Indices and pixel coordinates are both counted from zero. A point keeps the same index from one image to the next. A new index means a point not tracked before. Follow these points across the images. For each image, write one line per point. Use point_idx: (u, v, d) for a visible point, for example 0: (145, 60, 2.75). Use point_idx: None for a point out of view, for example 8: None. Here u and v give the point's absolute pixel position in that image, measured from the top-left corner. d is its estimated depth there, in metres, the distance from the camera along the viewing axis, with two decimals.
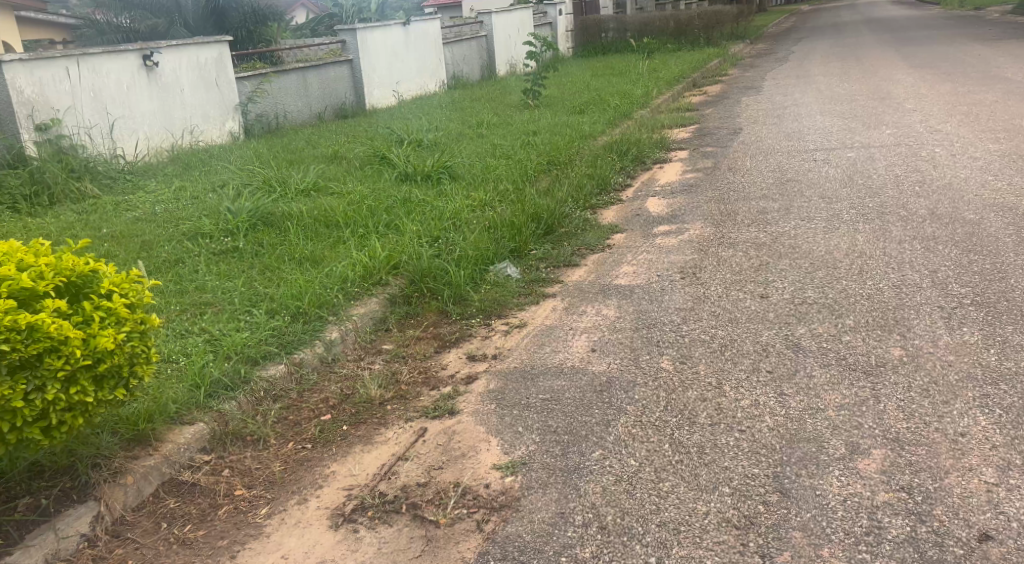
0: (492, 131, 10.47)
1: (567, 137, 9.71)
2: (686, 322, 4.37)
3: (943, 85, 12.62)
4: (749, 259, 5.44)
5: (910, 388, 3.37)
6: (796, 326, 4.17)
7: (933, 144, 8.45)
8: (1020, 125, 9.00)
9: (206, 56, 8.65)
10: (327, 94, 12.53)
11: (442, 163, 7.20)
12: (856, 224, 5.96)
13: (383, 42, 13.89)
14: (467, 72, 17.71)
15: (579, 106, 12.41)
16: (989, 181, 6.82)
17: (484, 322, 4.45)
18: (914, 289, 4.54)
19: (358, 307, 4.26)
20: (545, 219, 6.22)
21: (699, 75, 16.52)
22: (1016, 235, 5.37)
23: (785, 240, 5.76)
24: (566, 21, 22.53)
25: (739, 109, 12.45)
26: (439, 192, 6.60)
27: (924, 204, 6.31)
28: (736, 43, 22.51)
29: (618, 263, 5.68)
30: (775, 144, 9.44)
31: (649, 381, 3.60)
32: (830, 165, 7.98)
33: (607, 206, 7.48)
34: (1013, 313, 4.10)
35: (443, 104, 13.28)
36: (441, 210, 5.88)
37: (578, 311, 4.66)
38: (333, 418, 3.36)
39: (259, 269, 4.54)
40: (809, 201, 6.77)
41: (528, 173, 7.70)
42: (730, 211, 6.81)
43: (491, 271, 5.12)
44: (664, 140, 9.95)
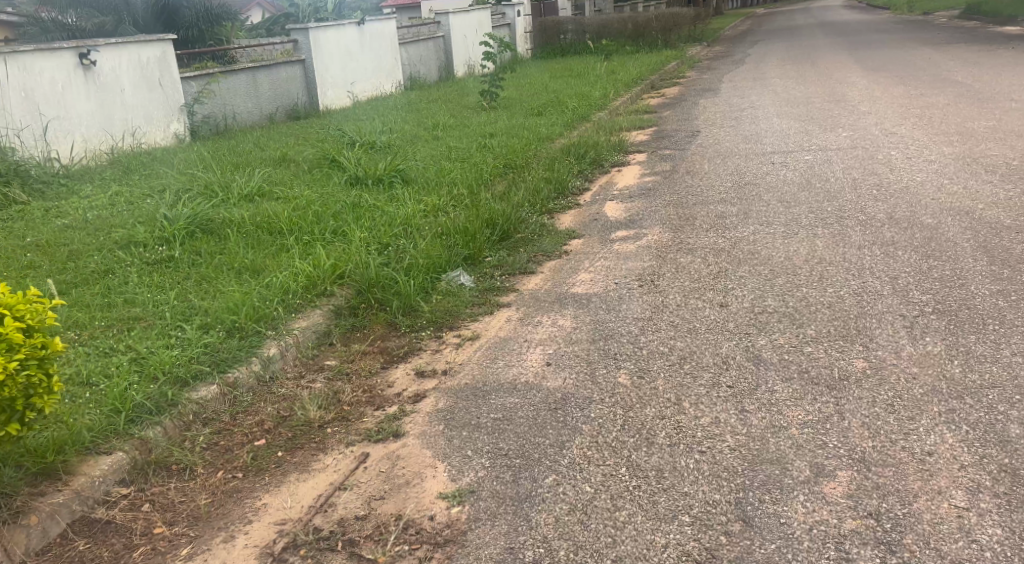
0: (447, 132, 10.27)
1: (524, 139, 9.55)
2: (644, 333, 4.22)
3: (897, 88, 12.70)
4: (707, 266, 5.31)
5: (875, 404, 3.24)
6: (757, 337, 4.05)
7: (889, 147, 8.42)
8: (973, 128, 9.02)
9: (148, 55, 8.32)
10: (279, 95, 12.23)
11: (394, 167, 6.99)
12: (815, 229, 5.86)
13: (337, 42, 13.60)
14: (424, 73, 17.47)
15: (537, 108, 12.26)
16: (945, 185, 6.78)
17: (435, 334, 4.26)
18: (875, 297, 4.43)
19: (300, 321, 4.04)
20: (500, 225, 6.05)
21: (657, 77, 16.49)
22: (975, 239, 5.31)
23: (743, 246, 5.65)
24: (524, 22, 22.40)
25: (696, 112, 12.39)
26: (390, 197, 6.40)
27: (882, 208, 6.25)
28: (694, 46, 22.58)
29: (575, 270, 5.53)
30: (733, 146, 9.38)
31: (606, 397, 3.44)
32: (788, 169, 7.91)
33: (565, 211, 7.33)
34: (976, 320, 4.00)
35: (399, 106, 13.05)
36: (391, 215, 5.68)
37: (533, 322, 4.48)
38: (267, 444, 3.16)
39: (195, 280, 4.30)
40: (767, 204, 6.68)
41: (483, 176, 7.53)
42: (689, 215, 6.70)
43: (443, 279, 4.93)
44: (622, 143, 9.83)
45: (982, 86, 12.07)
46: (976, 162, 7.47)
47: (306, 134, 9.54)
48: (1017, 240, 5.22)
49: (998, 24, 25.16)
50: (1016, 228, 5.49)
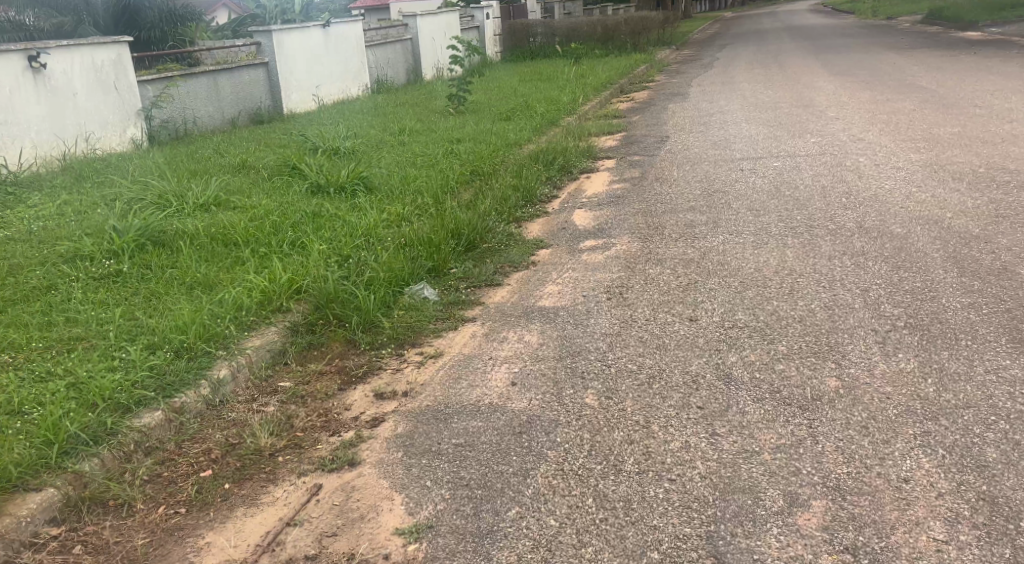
0: (414, 137, 10.12)
1: (492, 145, 9.43)
2: (612, 350, 4.11)
3: (863, 93, 12.74)
4: (676, 277, 5.21)
5: (849, 426, 3.14)
6: (727, 353, 3.95)
7: (857, 153, 8.40)
8: (939, 134, 9.04)
9: (102, 57, 8.06)
10: (241, 99, 11.99)
11: (357, 174, 6.83)
12: (784, 238, 5.78)
13: (301, 45, 13.38)
14: (392, 76, 17.28)
15: (506, 112, 12.14)
16: (914, 193, 6.72)
17: (396, 352, 4.14)
18: (846, 310, 4.35)
19: (253, 339, 3.90)
20: (466, 235, 5.93)
21: (626, 81, 16.45)
22: (944, 248, 5.26)
23: (713, 257, 5.56)
24: (493, 24, 22.28)
25: (665, 116, 12.34)
26: (353, 205, 6.26)
27: (851, 216, 6.19)
28: (663, 49, 22.60)
29: (543, 281, 5.42)
30: (702, 152, 9.32)
31: (573, 419, 3.31)
32: (757, 176, 7.85)
33: (533, 219, 7.23)
34: (948, 335, 3.92)
35: (365, 110, 12.88)
36: (353, 225, 5.55)
37: (498, 338, 4.38)
38: (214, 475, 3.00)
39: (144, 296, 4.13)
40: (737, 213, 6.61)
41: (449, 184, 7.40)
42: (658, 224, 6.61)
43: (406, 293, 4.81)
44: (591, 148, 9.73)
45: (947, 91, 12.14)
46: (943, 169, 7.46)
47: (269, 139, 9.34)
48: (986, 250, 5.17)
49: (961, 28, 25.46)
50: (985, 237, 5.44)
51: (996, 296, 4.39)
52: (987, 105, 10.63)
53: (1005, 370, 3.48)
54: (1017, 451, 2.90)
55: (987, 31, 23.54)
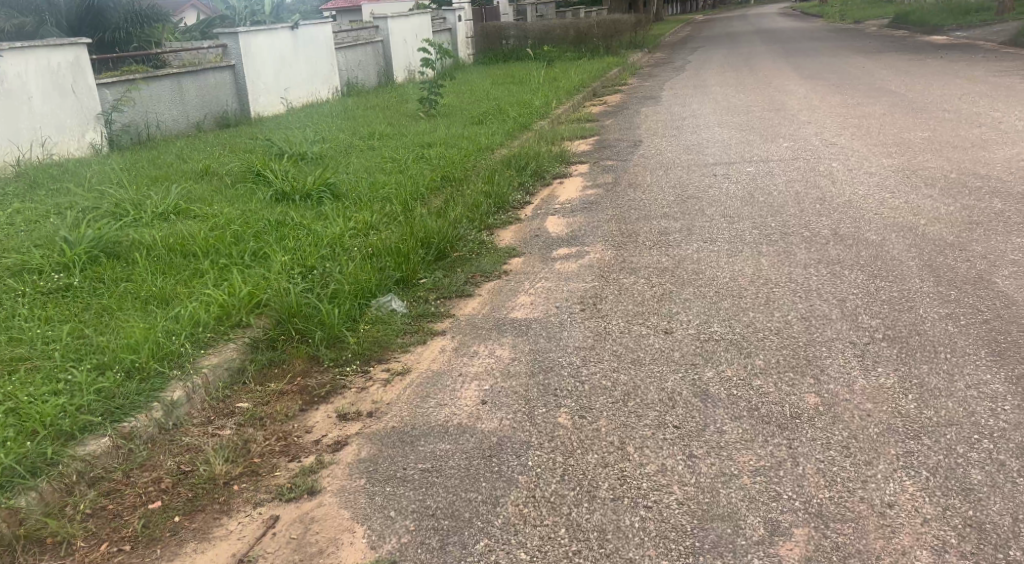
0: (383, 141, 9.98)
1: (464, 150, 9.30)
2: (585, 365, 3.99)
3: (834, 97, 12.74)
4: (650, 288, 5.10)
5: (830, 446, 3.04)
6: (703, 368, 3.83)
7: (829, 158, 8.35)
8: (910, 139, 9.02)
9: (59, 60, 7.82)
10: (207, 102, 11.75)
11: (324, 180, 6.70)
12: (759, 246, 5.69)
13: (268, 47, 13.17)
14: (362, 79, 17.09)
15: (478, 116, 12.01)
16: (887, 199, 6.59)
17: (361, 368, 4.05)
18: (823, 321, 4.25)
19: (211, 357, 3.81)
20: (436, 243, 5.80)
21: (598, 85, 16.39)
22: (920, 255, 5.15)
23: (686, 266, 5.45)
24: (466, 27, 22.14)
25: (638, 120, 12.27)
26: (319, 213, 6.14)
27: (825, 222, 6.10)
28: (635, 52, 22.60)
29: (514, 292, 5.31)
30: (675, 157, 9.23)
31: (545, 441, 3.19)
32: (730, 181, 7.77)
33: (505, 225, 7.12)
34: (927, 347, 3.81)
35: (335, 113, 12.71)
36: (318, 234, 5.44)
37: (468, 353, 4.27)
38: (163, 507, 2.88)
39: (95, 311, 4.01)
40: (710, 220, 6.51)
41: (419, 190, 7.28)
42: (631, 231, 6.52)
43: (372, 305, 4.70)
44: (564, 153, 9.62)
45: (916, 96, 12.18)
46: (914, 175, 7.34)
47: (234, 144, 9.18)
48: (961, 258, 5.04)
49: (928, 32, 25.69)
50: (959, 244, 5.29)
51: (974, 306, 4.26)
52: (957, 110, 10.63)
53: (986, 385, 3.38)
54: (1003, 473, 2.81)
55: (953, 35, 23.75)
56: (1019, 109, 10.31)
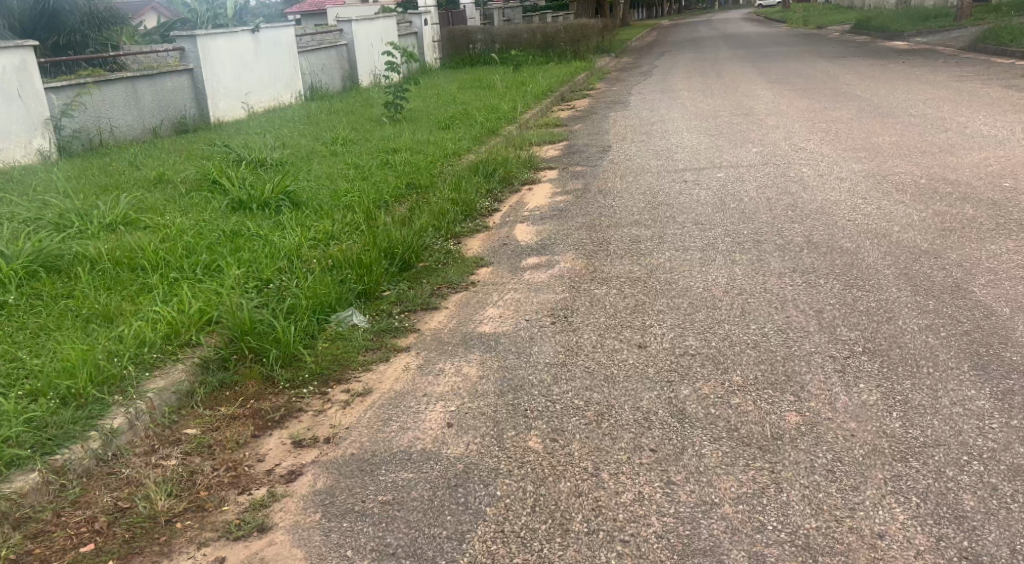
0: (347, 147, 9.80)
1: (429, 155, 9.12)
2: (557, 383, 3.81)
3: (801, 101, 12.71)
4: (623, 300, 4.95)
5: (815, 469, 2.90)
6: (679, 386, 3.67)
7: (800, 163, 8.24)
8: (879, 143, 8.95)
9: (3, 63, 7.52)
10: (164, 107, 11.51)
11: (283, 189, 6.58)
12: (732, 255, 5.54)
13: (227, 51, 12.98)
14: (327, 83, 16.84)
15: (444, 121, 11.84)
16: (860, 205, 6.43)
17: (319, 390, 3.92)
18: (800, 334, 4.11)
19: (156, 381, 3.69)
20: (400, 254, 5.65)
21: (566, 89, 16.26)
22: (895, 263, 5.01)
23: (658, 276, 5.30)
24: (433, 30, 21.94)
25: (607, 125, 12.15)
26: (277, 223, 6.01)
27: (798, 229, 5.96)
28: (602, 57, 22.53)
29: (482, 305, 5.16)
30: (644, 163, 9.10)
31: (515, 468, 3.04)
32: (700, 188, 7.64)
33: (473, 233, 6.95)
34: (909, 361, 3.67)
35: (297, 118, 12.51)
36: (274, 247, 5.34)
37: (432, 371, 4.11)
38: (98, 549, 2.71)
39: (33, 330, 3.95)
40: (682, 227, 6.37)
41: (384, 197, 7.12)
42: (602, 239, 6.37)
43: (332, 320, 4.57)
44: (532, 158, 9.46)
45: (883, 100, 12.17)
46: (885, 180, 7.18)
47: (191, 153, 9.05)
48: (937, 265, 4.89)
49: (890, 38, 25.91)
50: (935, 252, 5.13)
51: (954, 317, 4.11)
52: (923, 114, 10.60)
53: (971, 402, 3.25)
54: (995, 498, 2.67)
55: (915, 40, 23.95)
56: (985, 114, 10.28)
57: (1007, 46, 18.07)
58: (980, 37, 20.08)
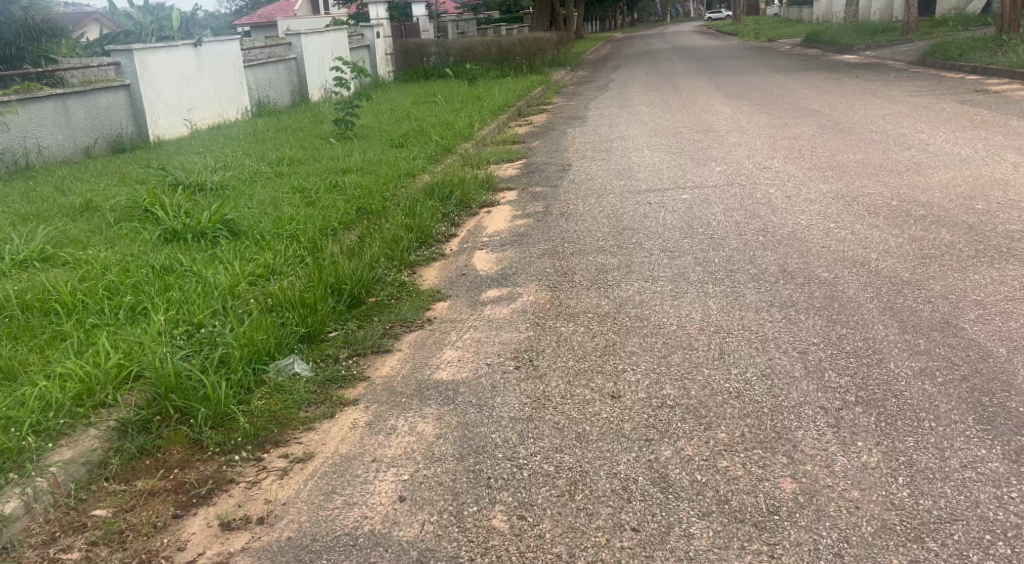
0: (294, 167, 9.46)
1: (381, 176, 8.73)
2: (523, 444, 3.45)
3: (761, 117, 12.52)
4: (592, 340, 4.58)
5: (819, 555, 2.61)
6: (659, 445, 3.32)
7: (766, 183, 7.93)
8: (843, 161, 8.70)
9: None
10: (98, 124, 11.39)
11: (220, 217, 6.36)
12: (704, 287, 5.21)
13: (167, 66, 12.77)
14: (276, 98, 16.39)
15: (398, 137, 11.47)
16: (833, 230, 6.14)
17: (253, 454, 3.61)
18: (786, 382, 3.78)
19: (62, 452, 3.36)
20: (349, 290, 5.32)
21: (523, 104, 15.94)
22: (877, 296, 4.70)
23: (628, 312, 4.95)
24: (386, 44, 21.53)
25: (566, 142, 11.85)
26: (212, 258, 5.75)
27: (771, 257, 5.65)
28: (558, 70, 22.28)
29: (440, 346, 4.78)
30: (607, 183, 8.78)
31: (478, 557, 2.78)
32: (665, 211, 7.31)
33: (429, 261, 6.57)
34: (908, 414, 3.34)
35: (242, 136, 12.18)
36: (208, 285, 5.10)
37: (383, 431, 3.76)
38: None
39: None
40: (649, 255, 6.03)
41: (333, 223, 6.80)
42: (566, 269, 6.02)
43: (270, 369, 4.26)
44: (490, 178, 9.10)
45: (842, 115, 12.01)
46: (855, 202, 6.86)
47: (124, 177, 8.84)
48: (921, 298, 4.58)
49: (840, 52, 26.07)
50: (917, 282, 4.82)
51: (948, 360, 3.80)
52: (884, 131, 10.40)
53: (984, 464, 2.95)
54: None
55: (865, 54, 24.11)
56: (946, 130, 10.11)
57: (956, 60, 18.17)
58: (929, 51, 20.21)
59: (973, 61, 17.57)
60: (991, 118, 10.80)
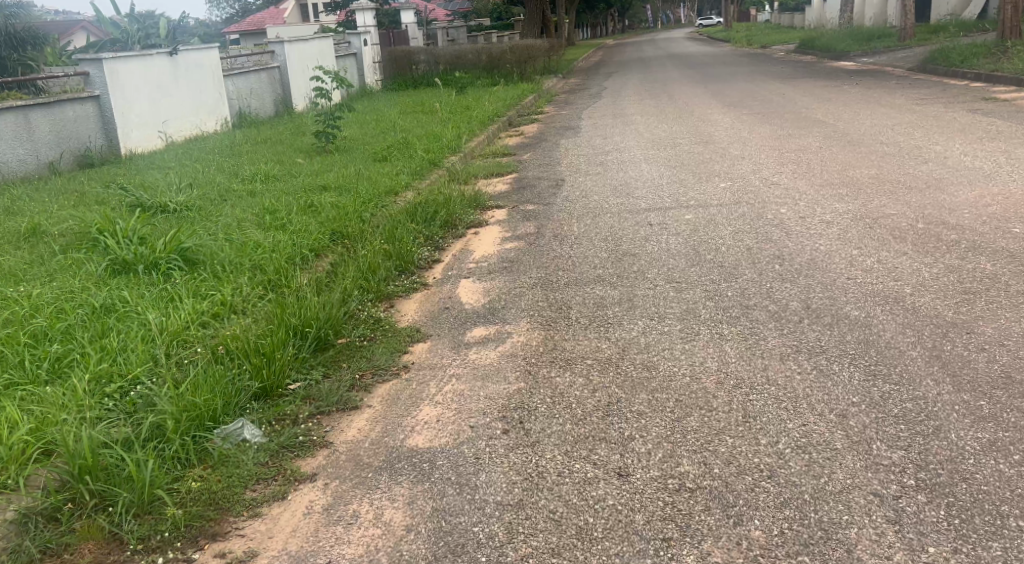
0: (268, 184, 8.85)
1: (360, 194, 8.11)
2: (512, 544, 2.88)
3: (763, 127, 11.92)
4: (592, 395, 3.95)
5: None
6: (678, 549, 2.76)
7: (776, 202, 7.30)
8: (858, 176, 8.08)
9: None
10: (64, 138, 10.77)
11: (174, 247, 5.76)
12: (719, 327, 4.59)
13: (139, 76, 12.13)
14: (258, 108, 15.74)
15: (381, 150, 10.84)
16: (857, 257, 5.51)
17: (184, 552, 3.02)
18: (827, 456, 3.17)
19: None
20: (314, 333, 4.70)
21: (513, 113, 15.34)
22: (920, 341, 4.08)
23: (633, 358, 4.33)
24: (373, 51, 20.89)
25: (558, 154, 11.25)
26: (163, 295, 5.14)
27: (791, 291, 5.03)
28: (550, 78, 21.70)
29: (416, 400, 4.15)
30: (603, 201, 8.15)
31: None
32: (668, 233, 6.68)
33: (408, 292, 5.93)
34: (987, 508, 2.78)
35: (217, 150, 11.57)
36: (151, 329, 4.50)
37: (343, 520, 3.17)
38: None
39: None
40: (654, 288, 5.41)
41: (302, 251, 6.18)
42: (560, 303, 5.39)
43: (214, 435, 3.66)
44: (478, 195, 8.47)
45: (849, 126, 11.42)
46: (877, 224, 6.22)
47: (82, 196, 8.24)
48: (973, 345, 3.97)
49: (836, 59, 25.51)
50: (964, 324, 4.21)
51: (1021, 430, 3.21)
52: (895, 142, 9.79)
53: None
54: None
55: (863, 61, 23.54)
56: (961, 142, 9.50)
57: (959, 67, 17.64)
58: (930, 57, 19.64)
59: (976, 68, 17.03)
60: (1008, 128, 10.20)
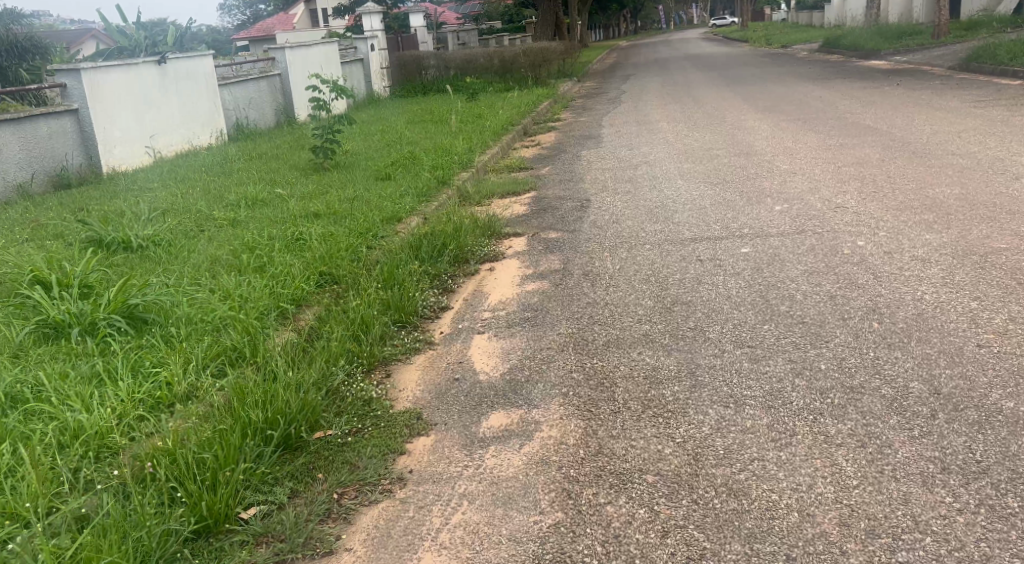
0: (253, 210, 7.72)
1: (358, 223, 6.96)
2: None
3: (809, 136, 10.71)
4: (664, 545, 2.81)
5: None
6: None
7: (850, 231, 6.12)
8: (939, 195, 6.88)
9: None
10: (37, 157, 9.70)
11: (120, 302, 4.63)
12: (824, 424, 3.40)
13: (123, 86, 11.03)
14: (256, 120, 14.60)
15: (384, 167, 9.69)
16: (979, 313, 4.32)
17: None
18: None
19: None
20: (283, 432, 3.54)
21: (529, 121, 14.20)
22: None
23: (711, 476, 3.15)
24: (381, 56, 19.67)
25: (581, 167, 10.10)
26: (92, 371, 4.01)
27: (905, 364, 3.84)
28: (566, 82, 20.51)
29: (419, 539, 3.05)
30: (638, 227, 6.99)
31: None
32: (726, 273, 5.51)
33: (408, 353, 4.76)
34: None
35: (206, 167, 10.48)
36: (59, 439, 3.37)
37: None
38: None
39: None
40: (721, 356, 4.21)
41: (279, 303, 5.06)
42: (601, 375, 4.19)
43: None
44: (493, 221, 7.30)
45: (907, 133, 10.21)
46: (988, 264, 5.03)
47: (39, 229, 7.14)
48: None
49: (867, 57, 24.18)
50: None
51: None
52: (968, 152, 8.58)
53: None
54: None
55: (897, 60, 22.24)
56: None
57: (1009, 65, 16.37)
58: (973, 54, 18.34)
59: None
60: None
